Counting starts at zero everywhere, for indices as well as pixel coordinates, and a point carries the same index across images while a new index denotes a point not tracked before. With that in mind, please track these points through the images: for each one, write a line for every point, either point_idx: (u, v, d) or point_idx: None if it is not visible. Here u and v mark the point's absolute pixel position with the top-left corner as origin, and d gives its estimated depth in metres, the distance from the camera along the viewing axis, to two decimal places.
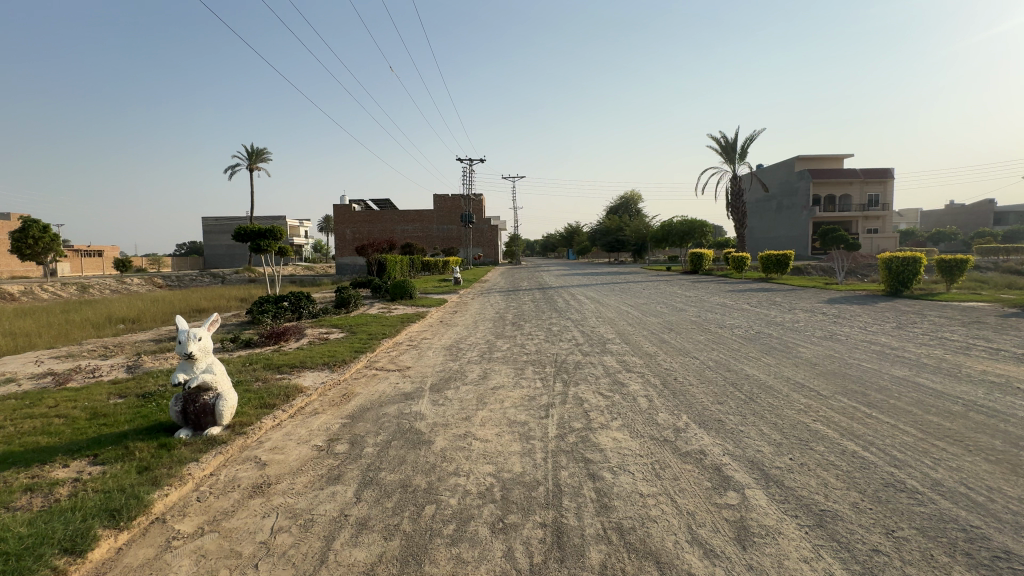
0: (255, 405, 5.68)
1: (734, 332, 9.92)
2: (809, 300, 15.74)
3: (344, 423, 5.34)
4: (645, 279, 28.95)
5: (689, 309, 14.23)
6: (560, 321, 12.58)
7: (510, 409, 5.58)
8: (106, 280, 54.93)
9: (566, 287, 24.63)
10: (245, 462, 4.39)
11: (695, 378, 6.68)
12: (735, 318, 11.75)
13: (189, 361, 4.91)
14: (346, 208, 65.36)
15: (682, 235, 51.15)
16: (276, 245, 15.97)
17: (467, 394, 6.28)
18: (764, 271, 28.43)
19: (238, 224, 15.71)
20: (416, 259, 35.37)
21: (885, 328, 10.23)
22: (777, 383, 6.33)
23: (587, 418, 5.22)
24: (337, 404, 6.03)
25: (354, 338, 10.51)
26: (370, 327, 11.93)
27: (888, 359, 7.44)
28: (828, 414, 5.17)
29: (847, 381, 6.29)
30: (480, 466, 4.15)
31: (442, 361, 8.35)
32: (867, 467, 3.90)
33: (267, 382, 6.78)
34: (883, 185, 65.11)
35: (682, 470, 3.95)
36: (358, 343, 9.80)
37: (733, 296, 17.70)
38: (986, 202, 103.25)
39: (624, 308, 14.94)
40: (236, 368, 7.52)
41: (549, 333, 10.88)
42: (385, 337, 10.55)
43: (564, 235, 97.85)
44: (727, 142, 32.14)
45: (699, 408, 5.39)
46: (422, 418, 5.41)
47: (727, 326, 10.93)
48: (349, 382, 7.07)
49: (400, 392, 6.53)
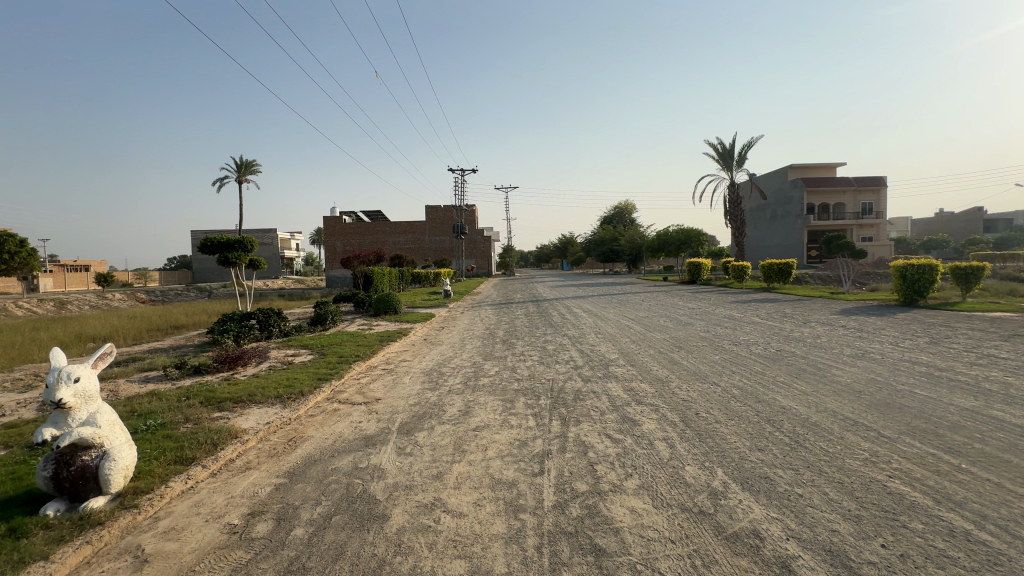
0: (168, 461, 4.42)
1: (753, 352, 8.76)
2: (822, 312, 14.66)
3: (277, 486, 4.10)
4: (643, 290, 27.92)
5: (696, 323, 13.10)
6: (557, 338, 11.40)
7: (494, 463, 4.36)
8: (88, 296, 53.25)
9: (561, 299, 23.47)
10: (119, 557, 3.15)
11: (720, 413, 5.51)
12: (749, 334, 10.63)
13: (63, 411, 3.68)
14: (336, 220, 64.00)
15: (679, 244, 50.24)
16: (246, 258, 14.70)
17: (440, 438, 5.05)
18: (766, 281, 27.43)
19: (204, 235, 14.44)
20: (406, 272, 34.07)
21: (918, 344, 9.17)
22: (822, 418, 5.18)
23: (595, 476, 4.01)
24: (277, 455, 4.78)
25: (323, 360, 9.28)
26: (344, 348, 10.67)
27: (943, 384, 6.31)
28: (901, 464, 4.03)
29: (906, 416, 5.16)
30: (447, 563, 2.93)
31: (418, 390, 7.13)
32: (999, 563, 2.72)
33: (197, 424, 5.52)
34: (877, 193, 64.83)
35: (735, 570, 2.76)
36: (325, 368, 8.56)
37: (740, 308, 16.59)
38: (976, 210, 103.73)
39: (625, 322, 13.76)
40: (167, 404, 6.24)
41: (544, 353, 9.69)
42: (359, 359, 9.30)
43: (557, 245, 97.33)
44: (724, 148, 31.41)
45: (736, 459, 4.22)
46: (381, 477, 4.18)
47: (742, 343, 9.79)
48: (301, 422, 5.81)
49: (360, 435, 5.29)
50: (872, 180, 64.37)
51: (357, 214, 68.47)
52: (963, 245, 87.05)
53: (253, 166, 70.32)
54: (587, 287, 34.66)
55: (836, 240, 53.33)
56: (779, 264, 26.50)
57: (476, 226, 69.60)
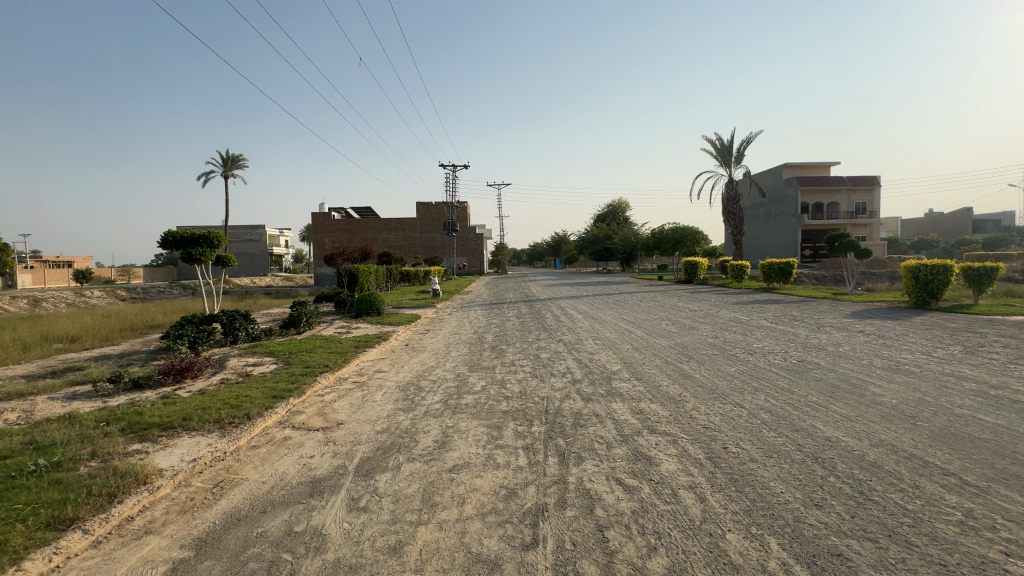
0: (34, 526, 3.30)
1: (774, 364, 7.77)
2: (833, 315, 13.76)
3: (175, 567, 3.01)
4: (639, 290, 27.02)
5: (701, 327, 12.11)
6: (551, 344, 10.35)
7: (473, 528, 3.30)
8: (64, 293, 51.30)
9: (555, 299, 22.43)
10: None
11: (753, 448, 4.49)
12: (763, 341, 9.67)
13: None
14: (325, 217, 62.64)
15: (674, 243, 49.37)
16: (214, 255, 13.48)
17: (406, 485, 3.97)
18: (766, 281, 26.60)
19: (166, 229, 13.19)
20: (393, 270, 32.81)
21: (953, 353, 8.25)
22: (883, 457, 4.18)
23: (608, 553, 2.96)
24: (190, 512, 3.67)
25: (287, 371, 8.15)
26: (315, 355, 9.54)
27: (1006, 406, 5.37)
28: (1013, 533, 3.02)
29: (984, 453, 4.17)
30: None
31: (389, 412, 6.05)
32: None
33: (102, 462, 4.40)
34: (870, 193, 64.59)
35: None
36: (286, 381, 7.44)
37: (744, 310, 15.67)
38: (966, 211, 104.29)
39: (625, 326, 12.75)
40: (77, 433, 5.09)
41: (538, 362, 8.64)
42: (328, 370, 8.19)
43: (550, 243, 96.35)
44: (722, 144, 30.51)
45: (791, 523, 3.21)
46: (318, 551, 3.10)
47: (756, 352, 8.80)
48: (237, 458, 4.70)
49: (306, 479, 4.19)
50: (865, 180, 64.11)
51: (346, 210, 66.94)
52: (954, 245, 87.31)
53: (239, 161, 68.49)
54: (581, 286, 33.50)
55: (832, 239, 52.75)
56: (779, 264, 25.67)
57: (468, 223, 68.41)
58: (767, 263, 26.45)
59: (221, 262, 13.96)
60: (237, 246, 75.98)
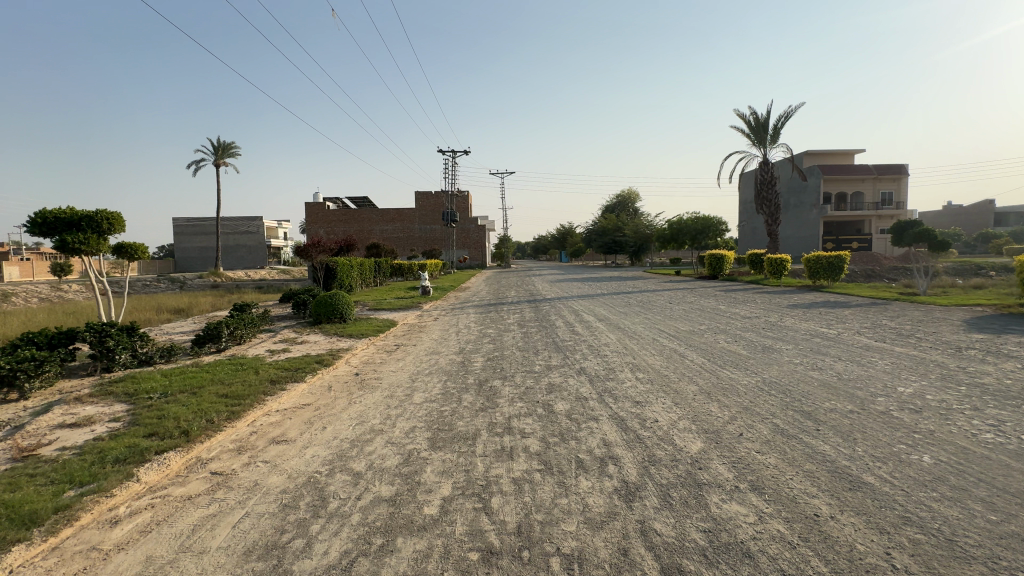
0: None
1: (1000, 449, 4.12)
2: (951, 330, 10.11)
3: None
4: (661, 288, 23.33)
5: (782, 348, 8.46)
6: (570, 381, 6.75)
7: None
8: (43, 286, 48.07)
9: (563, 299, 18.75)
10: None
11: None
12: (913, 386, 6.02)
13: None
14: (318, 207, 58.96)
15: (694, 235, 45.58)
16: (107, 244, 9.98)
17: None
18: (811, 277, 22.82)
19: (40, 208, 9.63)
20: (382, 263, 29.24)
21: None
22: None
23: None
24: None
25: (106, 444, 4.59)
26: (194, 400, 5.99)
27: None
28: None
29: None
30: None
31: None
32: None
33: None
34: (898, 181, 60.47)
35: None
36: (68, 482, 3.84)
37: (817, 318, 12.04)
38: (987, 203, 99.69)
39: (668, 344, 9.15)
40: None
41: (550, 425, 5.05)
42: (179, 444, 4.62)
43: (557, 237, 92.64)
44: (757, 120, 26.52)
45: None
46: None
47: (926, 410, 5.15)
48: None
49: None
50: (893, 168, 59.97)
51: (341, 201, 63.34)
52: (978, 238, 83.31)
53: (231, 147, 64.59)
54: (591, 283, 29.90)
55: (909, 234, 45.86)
56: (827, 258, 21.94)
57: (469, 214, 64.82)
58: (811, 256, 22.72)
59: (123, 252, 10.75)
60: (231, 238, 72.62)
